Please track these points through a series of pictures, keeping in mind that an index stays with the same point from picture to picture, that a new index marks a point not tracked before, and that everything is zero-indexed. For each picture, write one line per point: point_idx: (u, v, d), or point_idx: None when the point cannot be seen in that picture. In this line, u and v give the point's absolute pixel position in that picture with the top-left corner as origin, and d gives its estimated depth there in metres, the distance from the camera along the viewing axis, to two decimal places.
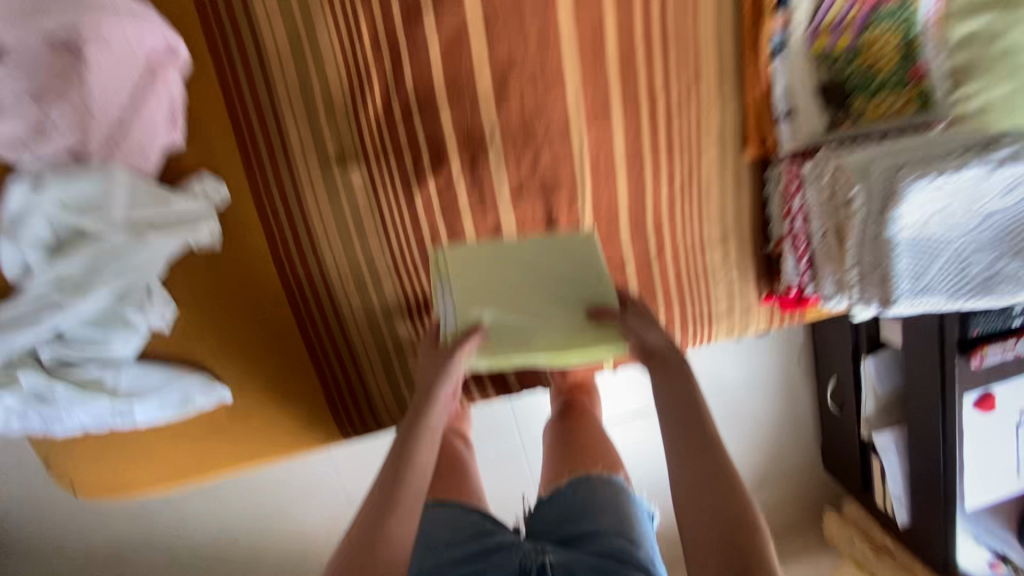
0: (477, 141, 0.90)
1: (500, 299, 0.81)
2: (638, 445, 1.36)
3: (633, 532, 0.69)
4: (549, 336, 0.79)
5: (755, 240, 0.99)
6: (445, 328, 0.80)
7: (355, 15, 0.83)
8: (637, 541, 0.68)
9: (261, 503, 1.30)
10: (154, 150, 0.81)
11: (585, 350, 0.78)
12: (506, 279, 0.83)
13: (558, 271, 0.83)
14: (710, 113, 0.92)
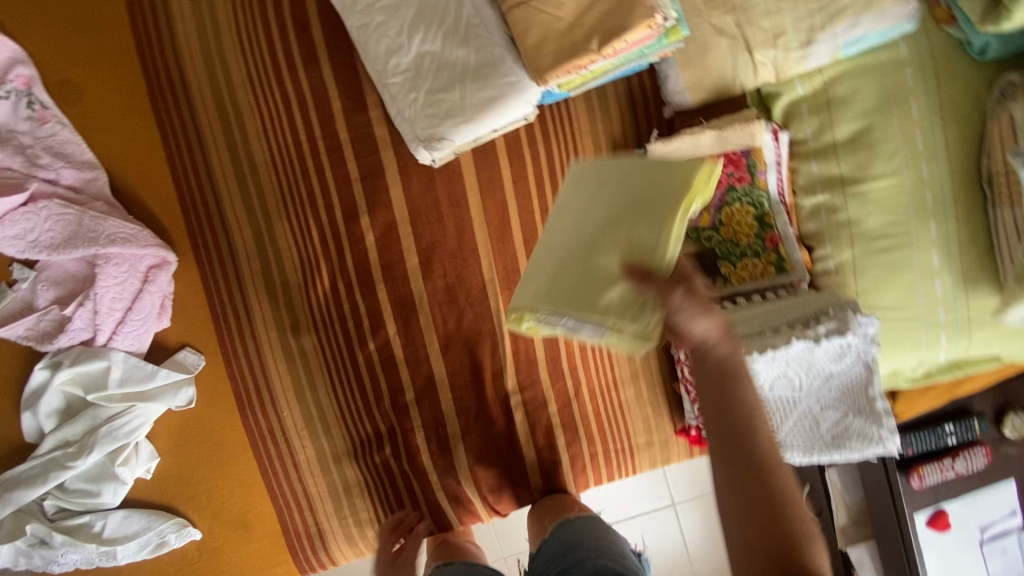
0: (409, 307, 1.07)
1: (592, 256, 0.72)
2: None
3: (609, 549, 0.91)
4: (661, 227, 0.69)
5: (664, 378, 1.10)
6: (597, 336, 0.71)
7: (307, 220, 1.04)
8: (612, 553, 0.90)
9: None
10: (145, 334, 1.02)
11: (703, 179, 0.72)
12: (574, 239, 0.75)
13: (613, 184, 0.75)
14: None
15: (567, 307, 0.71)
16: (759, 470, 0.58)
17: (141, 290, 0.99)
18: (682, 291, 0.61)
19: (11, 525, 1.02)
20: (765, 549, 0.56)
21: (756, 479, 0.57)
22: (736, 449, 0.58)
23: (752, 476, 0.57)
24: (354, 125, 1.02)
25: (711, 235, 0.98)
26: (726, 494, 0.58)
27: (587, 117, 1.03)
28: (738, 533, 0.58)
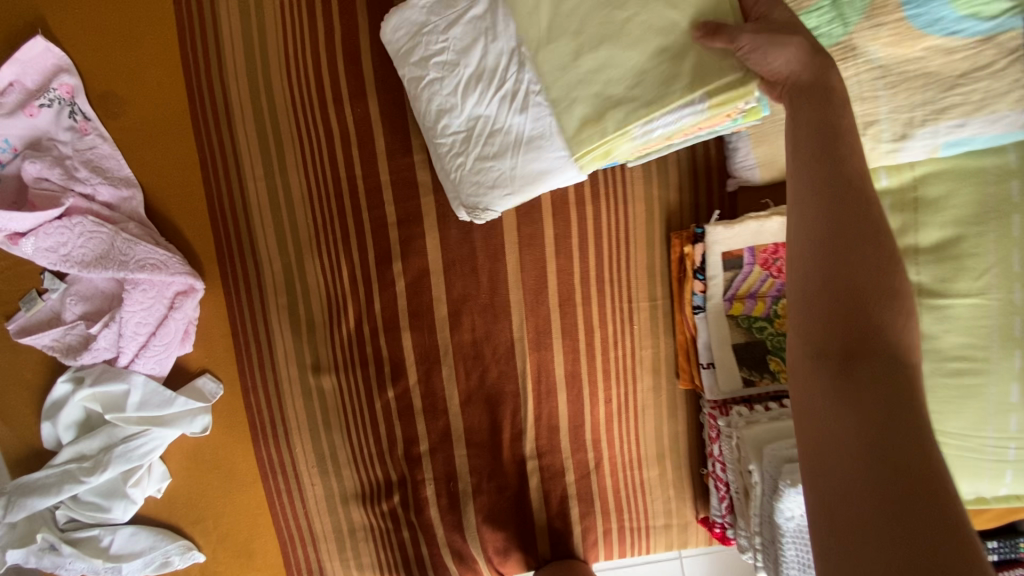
0: (432, 357, 1.04)
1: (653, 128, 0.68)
2: None
3: None
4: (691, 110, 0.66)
5: (691, 462, 1.04)
6: (697, 114, 0.66)
7: (338, 259, 1.00)
8: None
9: None
10: (166, 359, 1.00)
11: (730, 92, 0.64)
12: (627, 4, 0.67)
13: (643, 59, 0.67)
14: (643, 346, 1.01)
15: (645, 116, 0.68)
16: (877, 299, 0.54)
17: (166, 316, 0.98)
18: (803, 43, 0.58)
19: (25, 529, 1.03)
20: (826, 339, 0.55)
21: (865, 290, 0.54)
22: (856, 258, 0.55)
23: (857, 301, 0.54)
24: (396, 168, 0.98)
25: (763, 327, 0.91)
26: (815, 303, 0.56)
27: (642, 183, 0.96)
28: (806, 384, 0.56)
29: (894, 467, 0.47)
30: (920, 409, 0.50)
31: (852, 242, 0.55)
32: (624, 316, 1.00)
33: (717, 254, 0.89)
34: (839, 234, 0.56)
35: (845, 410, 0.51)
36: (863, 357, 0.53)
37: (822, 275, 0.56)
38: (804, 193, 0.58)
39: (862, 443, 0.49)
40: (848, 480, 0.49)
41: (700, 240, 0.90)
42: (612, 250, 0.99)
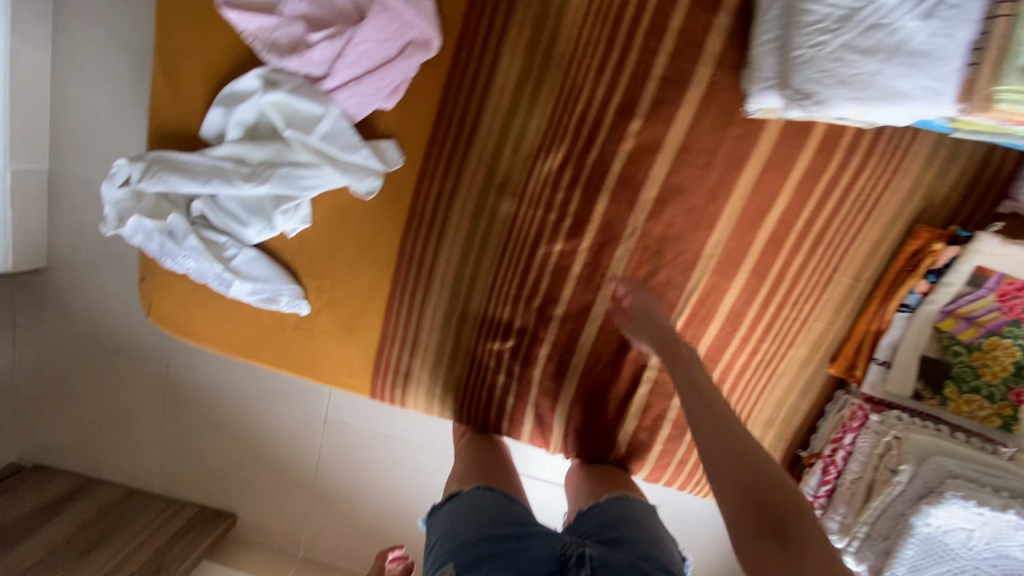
0: (614, 234, 0.97)
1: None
2: None
3: (661, 537, 0.88)
4: None
5: (792, 439, 1.05)
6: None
7: (581, 89, 0.91)
8: (666, 541, 0.86)
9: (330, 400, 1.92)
10: (369, 103, 0.92)
11: None
12: None
13: None
14: (818, 318, 0.98)
15: None
16: (776, 486, 0.70)
17: (392, 59, 0.88)
18: None
19: (155, 203, 0.99)
20: (755, 524, 0.67)
21: (766, 487, 0.70)
22: (754, 472, 0.72)
23: (746, 459, 0.73)
24: (692, 21, 0.87)
25: (959, 354, 0.89)
26: (744, 515, 0.68)
27: (921, 162, 0.89)
28: (755, 561, 0.65)
29: None
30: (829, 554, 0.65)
31: (749, 481, 0.71)
32: (819, 282, 0.97)
33: (970, 265, 0.85)
34: (744, 494, 0.70)
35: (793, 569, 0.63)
36: (783, 524, 0.66)
37: (743, 496, 0.70)
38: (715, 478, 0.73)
39: None
40: None
41: (959, 244, 0.86)
42: (849, 214, 0.93)
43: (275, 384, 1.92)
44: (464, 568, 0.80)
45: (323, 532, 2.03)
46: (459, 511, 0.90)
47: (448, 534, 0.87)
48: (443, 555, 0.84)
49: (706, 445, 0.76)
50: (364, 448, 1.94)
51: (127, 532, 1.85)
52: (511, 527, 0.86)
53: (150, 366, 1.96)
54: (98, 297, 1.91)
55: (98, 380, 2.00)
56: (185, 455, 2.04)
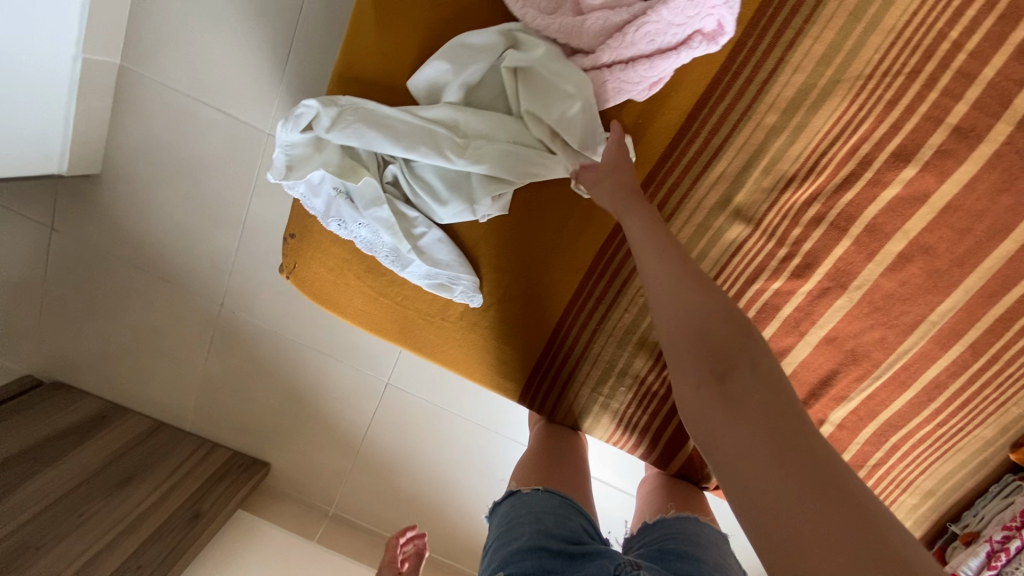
0: (840, 281, 0.90)
1: None
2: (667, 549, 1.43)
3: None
4: None
5: (945, 513, 1.03)
6: None
7: (859, 121, 0.81)
8: None
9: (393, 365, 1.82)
10: (621, 93, 0.79)
11: None
12: None
13: None
14: (1018, 404, 0.94)
15: None
16: (749, 360, 0.63)
17: (670, 50, 0.76)
18: None
19: (339, 157, 0.85)
20: (731, 409, 0.60)
21: (740, 356, 0.64)
22: (737, 346, 0.64)
23: (774, 406, 0.60)
24: (1012, 71, 0.77)
25: None
26: (721, 400, 0.61)
27: None
28: (734, 457, 0.58)
29: (843, 502, 0.53)
30: (809, 436, 0.58)
31: (730, 361, 0.63)
32: None
33: None
34: (729, 374, 0.63)
35: (784, 463, 0.56)
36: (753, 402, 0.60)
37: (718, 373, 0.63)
38: (678, 354, 0.66)
39: (807, 489, 0.54)
40: (798, 518, 0.53)
41: None
42: None
43: (336, 340, 1.81)
44: None
45: (357, 494, 1.96)
46: (513, 517, 0.83)
47: (502, 539, 0.81)
48: (494, 563, 0.79)
49: (677, 315, 0.68)
50: (420, 421, 1.86)
51: (158, 472, 1.72)
52: (565, 544, 0.77)
53: (200, 301, 1.81)
54: (153, 216, 1.72)
55: (138, 305, 1.84)
56: (222, 396, 1.91)
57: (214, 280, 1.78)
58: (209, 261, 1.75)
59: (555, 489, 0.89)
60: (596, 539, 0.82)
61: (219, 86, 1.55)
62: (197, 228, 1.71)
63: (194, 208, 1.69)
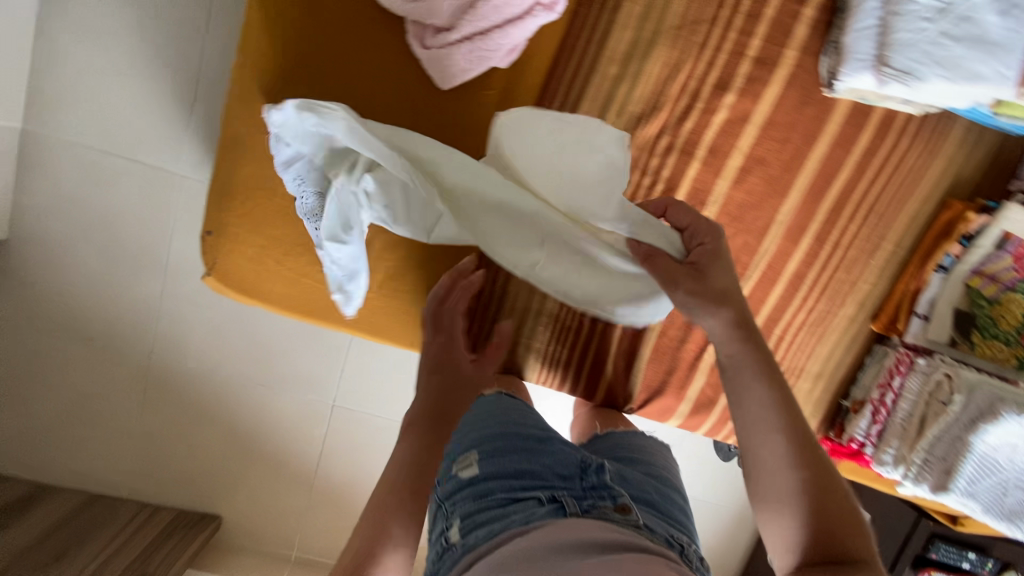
0: (700, 198, 1.06)
1: None
2: None
3: (666, 471, 0.99)
4: None
5: (837, 390, 1.18)
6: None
7: (684, 61, 0.99)
8: (670, 474, 0.98)
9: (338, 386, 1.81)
10: (486, 61, 0.94)
11: None
12: None
13: None
14: (864, 281, 1.12)
15: None
16: (839, 503, 0.73)
17: (516, 19, 0.91)
18: None
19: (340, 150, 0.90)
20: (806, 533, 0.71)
21: (846, 513, 0.72)
22: (836, 497, 0.73)
23: (845, 521, 0.72)
24: (784, 10, 0.98)
25: (983, 306, 1.06)
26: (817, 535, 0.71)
27: (953, 147, 1.06)
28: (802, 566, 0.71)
29: None
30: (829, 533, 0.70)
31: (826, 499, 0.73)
32: (868, 248, 1.10)
33: (998, 229, 1.02)
34: (822, 512, 0.72)
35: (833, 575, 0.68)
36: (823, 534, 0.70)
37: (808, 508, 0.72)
38: (778, 484, 0.75)
39: None
40: None
41: (988, 212, 1.03)
42: (895, 189, 1.08)
43: (274, 371, 1.78)
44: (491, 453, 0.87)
45: (321, 529, 1.90)
46: (484, 419, 0.96)
47: (475, 427, 0.94)
48: (468, 442, 0.92)
49: (787, 456, 0.76)
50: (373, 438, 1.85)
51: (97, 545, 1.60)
52: (537, 433, 0.93)
53: (126, 356, 1.74)
54: (68, 274, 1.67)
55: (59, 372, 1.74)
56: (160, 453, 1.82)
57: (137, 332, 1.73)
58: (132, 312, 1.71)
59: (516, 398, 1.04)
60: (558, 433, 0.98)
61: (129, 133, 1.58)
62: (115, 278, 1.67)
63: (110, 259, 1.66)
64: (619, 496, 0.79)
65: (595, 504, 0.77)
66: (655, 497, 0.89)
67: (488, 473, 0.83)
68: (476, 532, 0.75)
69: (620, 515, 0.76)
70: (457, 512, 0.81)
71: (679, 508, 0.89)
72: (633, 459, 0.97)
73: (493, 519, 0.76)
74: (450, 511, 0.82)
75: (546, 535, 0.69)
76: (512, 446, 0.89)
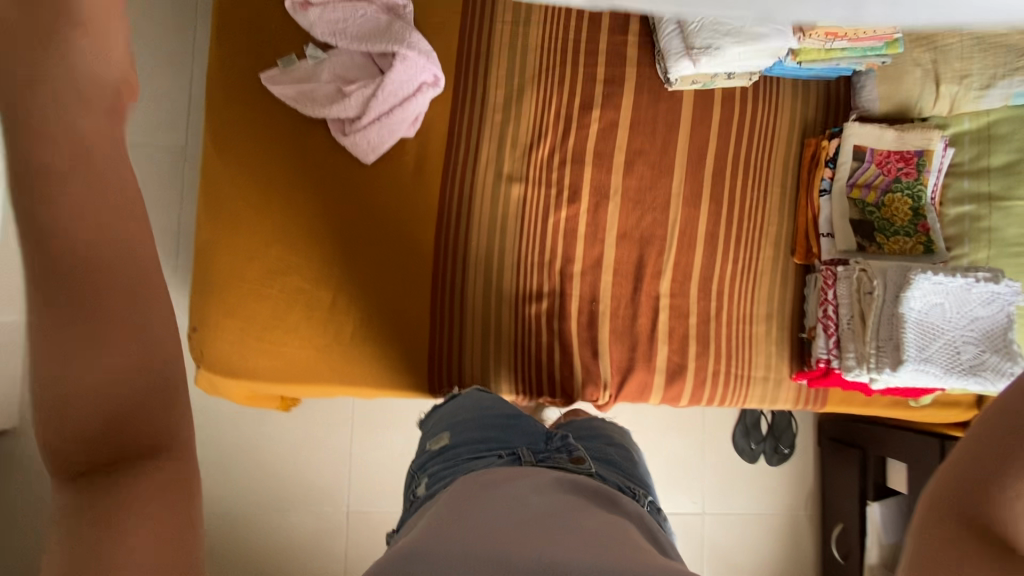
0: (603, 194, 1.24)
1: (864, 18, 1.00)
2: (666, 477, 1.84)
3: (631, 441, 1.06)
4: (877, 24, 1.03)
5: (792, 325, 1.25)
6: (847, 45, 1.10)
7: (551, 96, 1.24)
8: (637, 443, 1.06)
9: (348, 491, 1.77)
10: (394, 132, 1.18)
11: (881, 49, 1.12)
12: None
13: None
14: (771, 224, 1.27)
15: None
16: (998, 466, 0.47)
17: (410, 95, 1.17)
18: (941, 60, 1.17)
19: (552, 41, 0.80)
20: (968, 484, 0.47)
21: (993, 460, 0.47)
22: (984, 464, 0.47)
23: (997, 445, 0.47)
24: (612, 41, 1.25)
25: (873, 211, 1.19)
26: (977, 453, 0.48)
27: (791, 99, 1.29)
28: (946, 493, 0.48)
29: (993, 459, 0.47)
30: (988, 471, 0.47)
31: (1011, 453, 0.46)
32: (761, 195, 1.27)
33: (850, 145, 1.20)
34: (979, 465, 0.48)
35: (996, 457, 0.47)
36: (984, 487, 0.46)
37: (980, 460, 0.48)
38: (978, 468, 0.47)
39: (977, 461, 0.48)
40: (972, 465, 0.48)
41: (837, 136, 1.22)
42: (760, 143, 1.28)
43: (285, 496, 1.75)
44: (458, 430, 0.98)
45: None
46: (451, 410, 1.05)
47: (448, 416, 1.04)
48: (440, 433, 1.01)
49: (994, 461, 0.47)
50: None
51: None
52: (506, 416, 1.01)
53: None
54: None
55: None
56: None
57: None
58: None
59: (488, 391, 1.15)
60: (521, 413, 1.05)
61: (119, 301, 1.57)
62: None
63: None
64: (573, 449, 0.91)
65: (551, 456, 0.90)
66: (615, 456, 0.96)
67: (453, 448, 0.93)
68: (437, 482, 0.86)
69: (574, 464, 0.88)
70: (427, 473, 0.93)
71: (639, 469, 0.97)
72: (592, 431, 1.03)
73: (448, 477, 0.87)
74: (422, 475, 0.94)
75: (502, 475, 0.79)
76: (480, 423, 0.98)
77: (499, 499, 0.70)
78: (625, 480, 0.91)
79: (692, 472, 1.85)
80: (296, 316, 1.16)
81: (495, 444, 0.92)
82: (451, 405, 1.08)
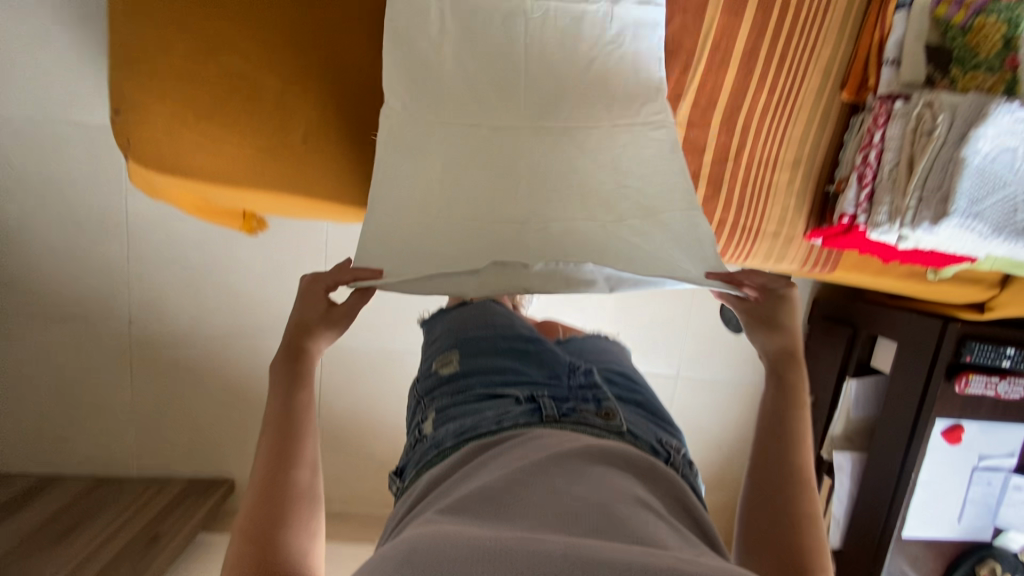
0: None
1: None
2: (646, 340, 1.79)
3: None
4: None
5: (819, 176, 1.09)
6: None
7: None
8: None
9: None
10: None
11: None
12: None
13: None
14: (825, 46, 1.02)
15: None
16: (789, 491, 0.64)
17: None
18: None
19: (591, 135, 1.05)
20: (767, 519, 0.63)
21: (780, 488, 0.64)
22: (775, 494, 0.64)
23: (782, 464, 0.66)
24: None
25: (955, 37, 0.96)
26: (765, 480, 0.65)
27: None
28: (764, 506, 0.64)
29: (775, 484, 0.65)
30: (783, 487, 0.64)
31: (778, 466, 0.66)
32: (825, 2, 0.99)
33: None
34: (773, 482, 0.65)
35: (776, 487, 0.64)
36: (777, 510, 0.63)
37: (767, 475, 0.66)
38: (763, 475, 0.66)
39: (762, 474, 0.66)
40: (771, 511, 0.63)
41: None
42: None
43: None
44: (468, 353, 0.75)
45: None
46: (460, 322, 0.83)
47: (454, 331, 0.81)
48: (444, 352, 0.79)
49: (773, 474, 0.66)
50: None
51: (108, 514, 1.48)
52: (522, 342, 0.77)
53: (91, 337, 1.59)
54: (23, 257, 1.52)
55: (31, 367, 1.59)
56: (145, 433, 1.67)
57: (90, 312, 1.58)
58: (82, 287, 1.56)
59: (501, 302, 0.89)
60: (538, 336, 0.79)
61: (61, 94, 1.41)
62: (58, 252, 1.53)
63: (46, 231, 1.51)
64: (604, 398, 0.65)
65: (576, 407, 0.64)
66: (648, 400, 0.72)
67: (456, 381, 0.70)
68: (444, 430, 0.63)
69: (602, 421, 0.62)
70: (434, 406, 0.68)
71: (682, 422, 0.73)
72: (600, 357, 0.82)
73: (450, 416, 0.65)
74: (427, 407, 0.70)
75: (518, 447, 0.56)
76: (491, 346, 0.75)
77: (516, 465, 0.52)
78: (659, 433, 0.66)
79: (673, 337, 1.80)
80: (237, 106, 0.97)
81: (512, 380, 0.69)
82: (454, 325, 0.82)
